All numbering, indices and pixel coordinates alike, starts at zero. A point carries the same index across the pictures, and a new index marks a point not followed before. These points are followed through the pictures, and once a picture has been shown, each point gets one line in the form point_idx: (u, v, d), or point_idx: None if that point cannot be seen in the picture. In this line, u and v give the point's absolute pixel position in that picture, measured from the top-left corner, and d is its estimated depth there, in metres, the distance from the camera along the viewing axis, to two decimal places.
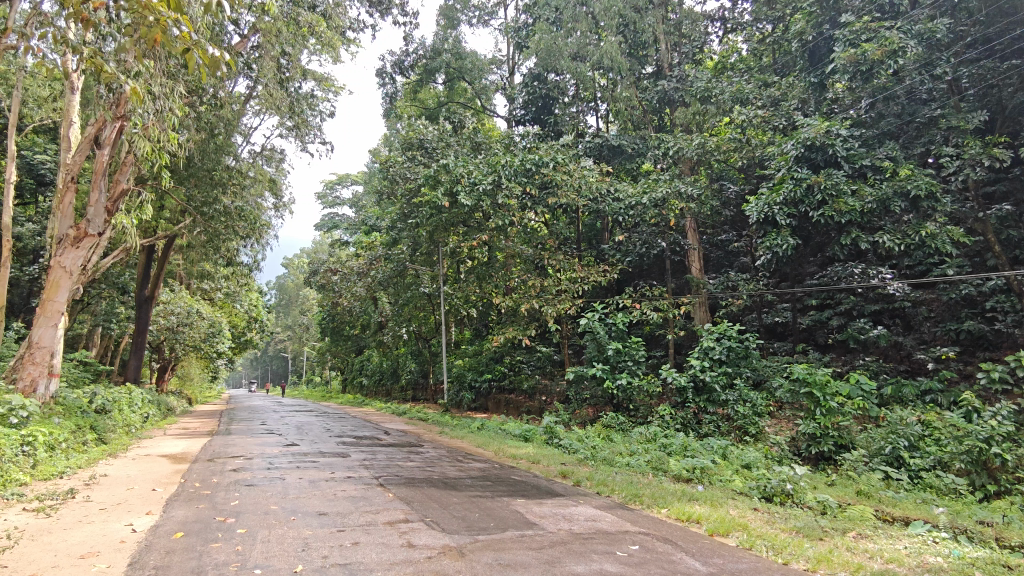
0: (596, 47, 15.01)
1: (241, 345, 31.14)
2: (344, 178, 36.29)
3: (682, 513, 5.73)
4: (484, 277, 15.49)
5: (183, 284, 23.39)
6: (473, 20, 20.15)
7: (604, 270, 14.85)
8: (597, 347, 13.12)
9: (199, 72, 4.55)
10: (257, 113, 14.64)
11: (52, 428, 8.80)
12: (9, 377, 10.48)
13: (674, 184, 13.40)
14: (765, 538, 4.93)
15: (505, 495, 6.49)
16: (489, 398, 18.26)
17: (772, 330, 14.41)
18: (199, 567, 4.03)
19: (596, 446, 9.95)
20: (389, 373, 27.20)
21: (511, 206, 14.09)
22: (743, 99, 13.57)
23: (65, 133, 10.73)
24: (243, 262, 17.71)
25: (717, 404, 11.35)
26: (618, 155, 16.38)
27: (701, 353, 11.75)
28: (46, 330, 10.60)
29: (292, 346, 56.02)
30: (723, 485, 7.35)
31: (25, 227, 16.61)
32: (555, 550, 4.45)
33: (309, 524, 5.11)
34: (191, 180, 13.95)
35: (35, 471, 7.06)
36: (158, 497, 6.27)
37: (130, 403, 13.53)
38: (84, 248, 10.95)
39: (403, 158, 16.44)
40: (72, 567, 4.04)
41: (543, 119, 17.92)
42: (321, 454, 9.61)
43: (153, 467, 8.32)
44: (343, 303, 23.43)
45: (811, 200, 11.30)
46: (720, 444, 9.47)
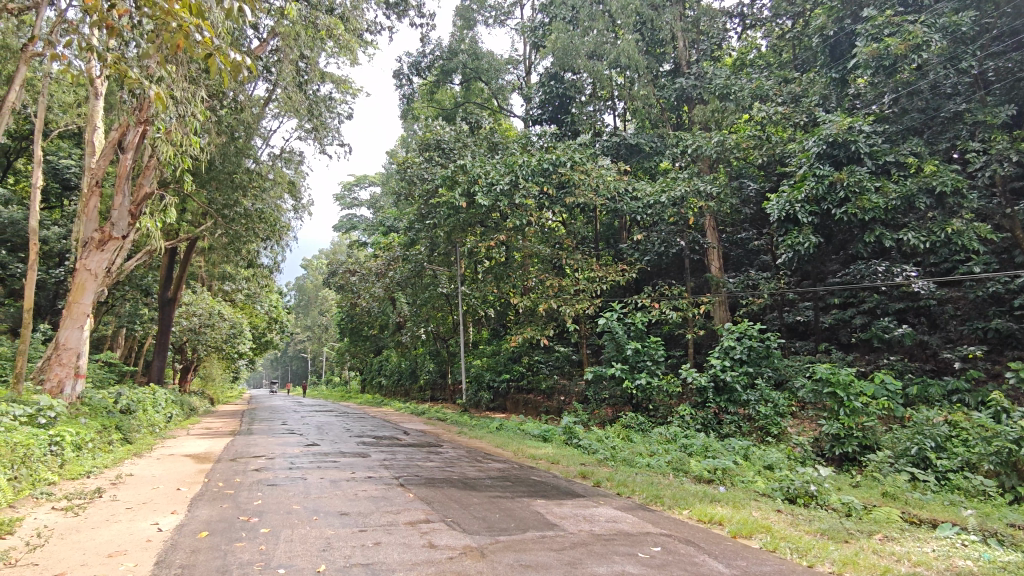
0: (614, 46, 14.92)
1: (261, 346, 31.54)
2: (362, 179, 36.52)
3: (704, 514, 5.69)
4: (503, 277, 15.58)
5: (205, 285, 23.71)
6: (489, 20, 20.11)
7: (622, 270, 14.74)
8: (616, 347, 13.03)
9: (220, 76, 4.57)
10: (276, 117, 14.78)
11: (79, 428, 8.94)
12: (36, 377, 10.67)
13: (692, 183, 13.46)
14: (789, 540, 4.87)
15: (525, 495, 6.50)
16: (507, 398, 18.28)
17: (793, 329, 14.29)
18: (225, 566, 4.07)
19: (616, 447, 9.91)
20: (408, 373, 27.40)
21: (528, 207, 14.10)
22: (762, 95, 13.50)
23: (89, 138, 10.88)
24: (263, 263, 17.85)
25: (737, 404, 11.26)
26: (635, 154, 16.30)
27: (721, 353, 11.66)
28: (72, 331, 10.77)
29: (312, 346, 56.62)
30: (746, 486, 7.29)
31: (50, 230, 16.91)
32: (576, 551, 4.44)
33: (331, 524, 5.14)
34: (213, 183, 14.08)
35: (62, 470, 7.18)
36: (183, 496, 6.34)
37: (154, 403, 13.73)
38: (109, 251, 11.09)
39: (420, 159, 16.44)
40: (100, 566, 4.09)
41: (560, 118, 17.84)
42: (342, 454, 9.65)
43: (177, 467, 8.41)
44: (361, 304, 23.58)
45: (833, 197, 11.17)
46: (742, 445, 9.43)
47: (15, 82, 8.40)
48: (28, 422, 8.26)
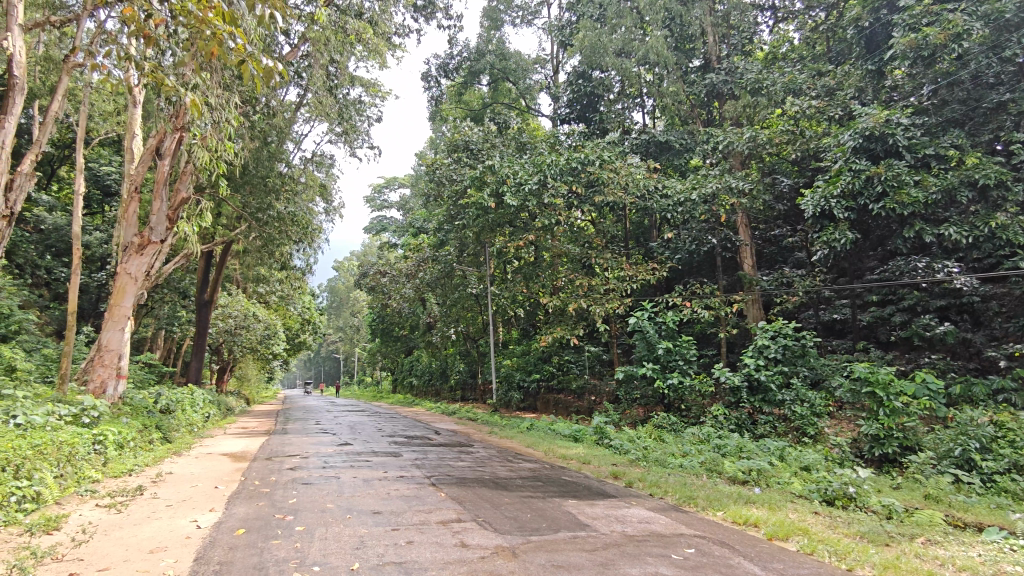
0: (642, 43, 14.81)
1: (295, 347, 32.10)
2: (391, 181, 36.89)
3: (738, 516, 5.60)
4: (531, 277, 15.50)
5: (241, 287, 24.22)
6: (516, 20, 20.08)
7: (653, 268, 14.57)
8: (647, 346, 12.90)
9: (253, 82, 4.70)
10: (307, 121, 14.98)
11: (121, 427, 9.19)
12: (80, 378, 11.01)
13: (724, 180, 13.25)
14: (828, 543, 4.77)
15: (557, 496, 6.48)
16: (537, 398, 18.25)
17: (830, 327, 14.02)
18: (261, 563, 4.15)
19: (647, 448, 9.81)
20: (439, 374, 27.61)
21: (556, 206, 14.07)
22: (796, 90, 13.29)
23: (128, 145, 11.20)
24: (296, 266, 18.16)
25: (773, 405, 11.06)
26: (665, 152, 16.09)
27: (755, 352, 11.50)
28: (114, 333, 11.10)
29: (344, 347, 57.39)
30: (782, 488, 7.16)
31: (93, 235, 17.44)
32: (609, 553, 4.40)
33: (364, 523, 5.19)
34: (247, 187, 14.35)
35: (106, 468, 7.40)
36: (221, 494, 6.49)
37: (192, 402, 14.04)
38: (148, 255, 11.39)
39: (449, 160, 16.53)
40: (142, 562, 4.20)
41: (588, 117, 17.81)
42: (374, 454, 9.70)
43: (215, 466, 8.58)
44: (392, 305, 23.79)
45: (871, 192, 10.89)
46: (778, 446, 9.27)
47: (58, 92, 8.67)
48: (73, 421, 8.51)
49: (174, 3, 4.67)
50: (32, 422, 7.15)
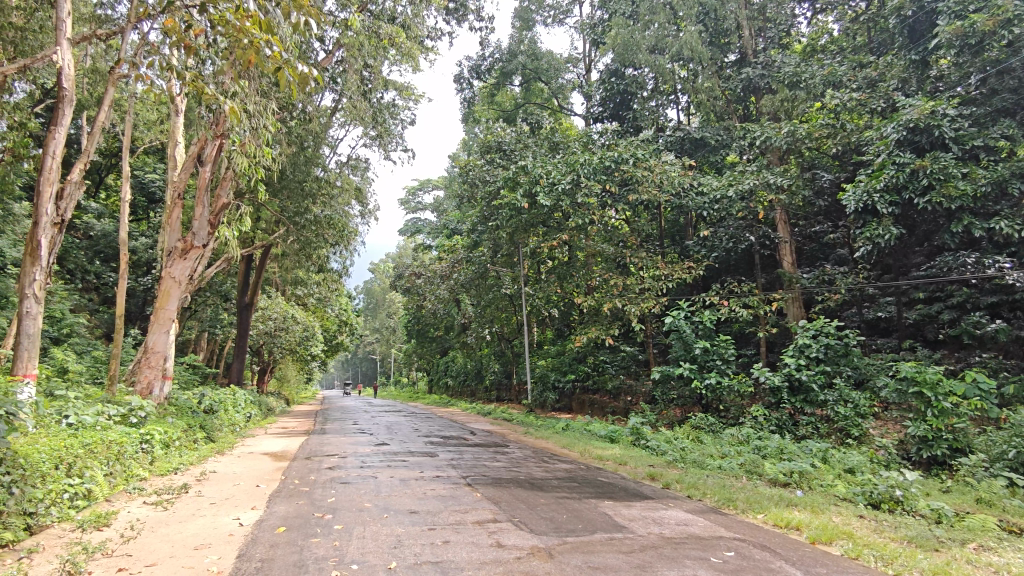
0: (676, 39, 14.65)
1: (333, 348, 32.66)
2: (426, 183, 37.22)
3: (779, 519, 5.48)
4: (565, 277, 15.66)
5: (280, 290, 24.73)
6: (548, 20, 20.00)
7: (689, 266, 14.35)
8: (683, 346, 12.71)
9: (289, 89, 4.79)
10: (342, 125, 15.20)
11: (167, 427, 9.46)
12: (127, 380, 11.36)
13: (761, 175, 12.93)
14: (874, 547, 4.64)
15: (593, 497, 6.43)
16: (573, 398, 18.19)
17: (874, 326, 13.65)
18: (302, 560, 4.23)
19: (685, 449, 9.66)
20: (474, 374, 27.77)
21: (590, 206, 14.00)
22: (835, 82, 13.09)
23: (171, 153, 11.51)
24: (333, 269, 18.43)
25: (815, 405, 10.80)
26: (700, 149, 15.84)
27: (795, 352, 11.21)
28: (159, 336, 11.43)
29: (381, 348, 58.14)
30: (826, 490, 6.98)
31: (138, 241, 18.03)
32: (646, 555, 4.36)
33: (401, 522, 5.25)
34: (284, 192, 14.65)
35: (152, 467, 7.65)
36: (263, 493, 6.63)
37: (234, 402, 14.38)
38: (191, 259, 11.68)
39: (482, 161, 16.64)
40: (187, 558, 4.32)
41: (621, 115, 17.47)
42: (410, 454, 9.77)
43: (257, 464, 8.79)
44: (426, 306, 23.94)
45: (916, 185, 10.54)
46: (820, 448, 9.03)
47: (104, 103, 8.93)
48: (122, 421, 8.79)
49: (213, 13, 4.80)
50: (84, 422, 7.41)
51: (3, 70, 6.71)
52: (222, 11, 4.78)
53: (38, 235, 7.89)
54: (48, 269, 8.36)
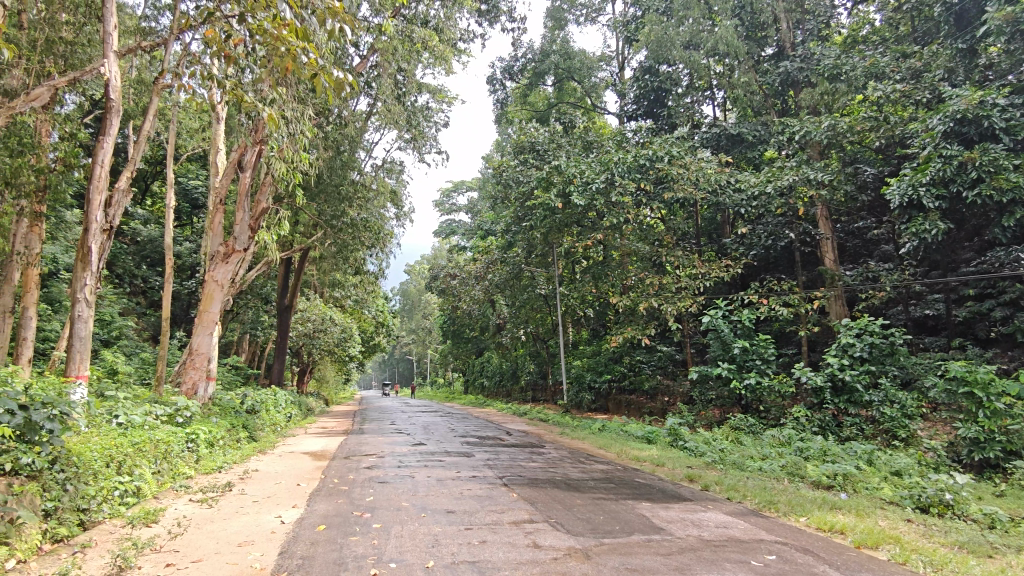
0: (711, 34, 14.45)
1: (370, 349, 33.12)
2: (459, 185, 37.44)
3: (823, 522, 5.35)
4: (600, 277, 15.50)
5: (318, 292, 25.18)
6: (580, 19, 19.77)
7: (727, 265, 14.10)
8: (722, 345, 12.49)
9: (326, 95, 4.88)
10: (377, 129, 15.40)
11: (211, 426, 9.69)
12: (173, 381, 11.72)
13: (801, 171, 12.62)
14: (923, 552, 4.49)
15: (630, 498, 6.37)
16: (609, 399, 18.09)
17: (921, 324, 13.27)
18: (341, 558, 4.28)
19: (724, 450, 9.51)
20: (510, 374, 27.84)
21: (625, 204, 13.88)
22: (878, 74, 12.70)
23: (212, 160, 11.78)
24: (369, 270, 18.65)
25: (860, 406, 10.52)
26: (737, 145, 15.52)
27: (839, 351, 10.93)
28: (203, 337, 11.76)
29: (417, 348, 58.76)
30: (871, 493, 6.79)
31: (183, 246, 18.58)
32: (684, 557, 4.30)
33: (438, 521, 5.29)
34: (322, 196, 14.90)
35: (198, 465, 7.89)
36: (303, 492, 6.76)
37: (276, 403, 14.70)
38: (233, 263, 11.95)
39: (516, 162, 16.66)
40: (231, 555, 4.42)
41: (656, 112, 17.30)
42: (447, 454, 9.83)
43: (297, 464, 8.96)
44: (461, 307, 24.07)
45: (964, 178, 10.17)
46: (866, 450, 8.78)
47: (149, 112, 9.16)
48: (168, 421, 9.05)
49: (251, 23, 4.91)
50: (133, 421, 7.66)
51: (54, 82, 6.98)
52: (259, 20, 4.87)
53: (89, 241, 8.18)
54: (98, 273, 8.65)
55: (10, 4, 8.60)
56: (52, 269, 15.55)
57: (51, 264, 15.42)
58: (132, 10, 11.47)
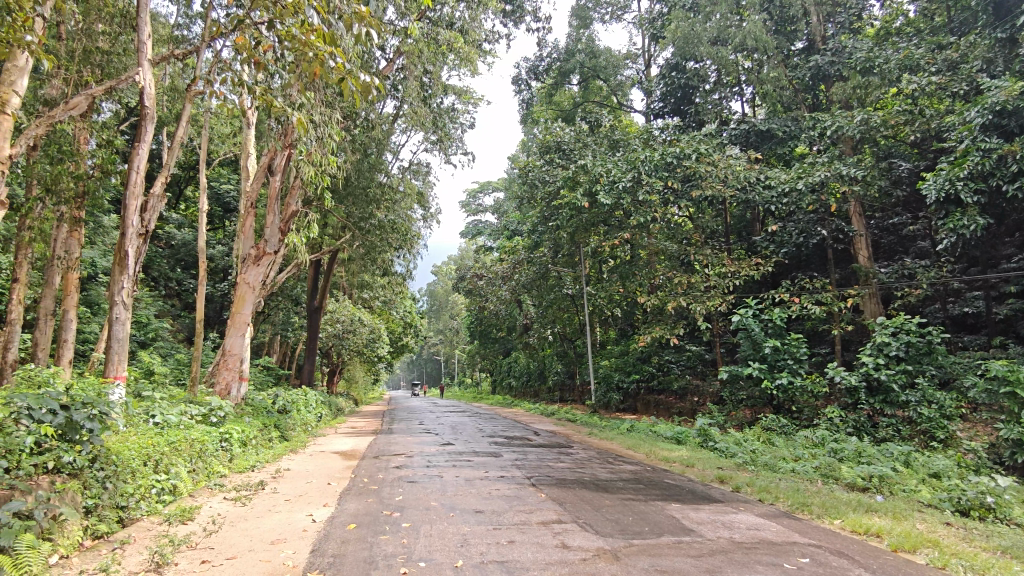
0: (739, 29, 14.31)
1: (398, 350, 33.41)
2: (486, 186, 37.53)
3: (858, 525, 5.24)
4: (628, 276, 15.15)
5: (347, 293, 25.49)
6: (606, 17, 19.65)
7: (757, 263, 13.87)
8: (752, 345, 12.30)
9: (353, 98, 4.93)
10: (404, 131, 15.53)
11: (244, 426, 9.87)
12: (207, 381, 11.96)
13: (833, 166, 12.37)
14: (963, 557, 4.37)
15: (659, 499, 6.32)
16: (637, 399, 17.96)
17: (960, 322, 12.94)
18: (371, 557, 4.32)
19: (756, 451, 9.37)
20: (537, 374, 27.83)
21: (652, 203, 13.74)
22: (912, 66, 12.33)
23: (243, 164, 11.98)
24: (397, 271, 18.74)
25: (896, 406, 10.29)
26: (767, 141, 15.24)
27: (874, 350, 10.69)
28: (235, 339, 11.97)
29: (445, 349, 59.06)
30: (908, 496, 6.63)
31: (216, 249, 18.96)
32: (715, 559, 4.25)
33: (467, 521, 5.31)
34: (349, 199, 15.06)
35: (232, 464, 8.04)
36: (334, 490, 6.85)
37: (306, 403, 14.91)
38: (264, 265, 12.14)
39: (542, 162, 16.65)
40: (265, 552, 4.51)
41: (683, 109, 17.09)
42: (476, 454, 9.87)
43: (328, 463, 9.06)
44: (488, 307, 24.11)
45: (1004, 171, 9.90)
46: (902, 451, 8.58)
47: (183, 119, 9.34)
48: (203, 421, 9.24)
49: (279, 29, 4.99)
50: (169, 421, 7.83)
51: (92, 91, 7.22)
52: (288, 26, 4.94)
53: (126, 245, 8.40)
54: (134, 277, 8.86)
55: (50, 16, 8.88)
56: (90, 273, 15.99)
57: (90, 268, 15.86)
58: (166, 19, 11.74)
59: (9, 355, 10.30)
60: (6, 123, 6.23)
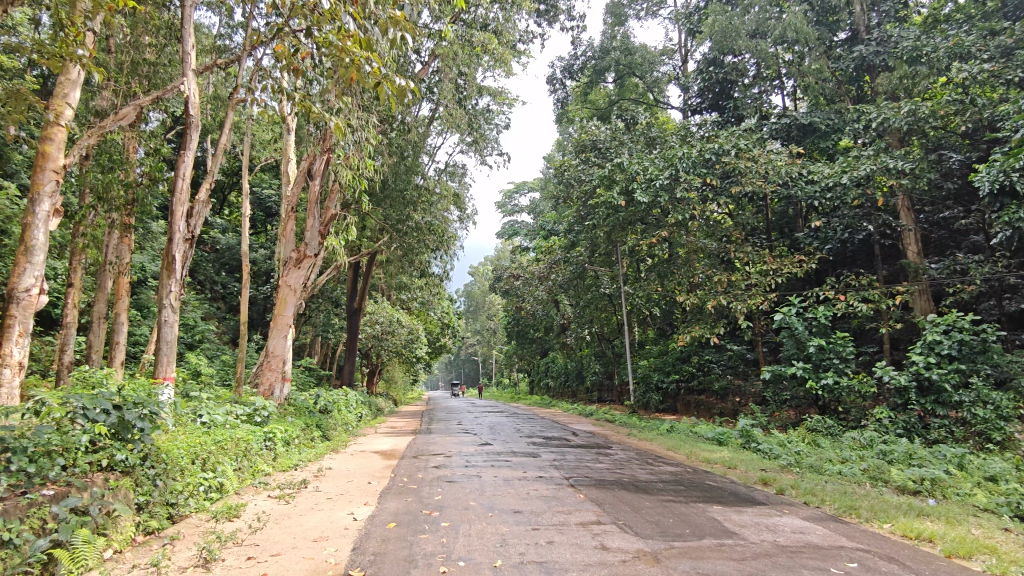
0: (779, 21, 14.06)
1: (437, 351, 33.72)
2: (522, 186, 37.53)
3: (910, 530, 5.07)
4: (666, 275, 14.93)
5: (386, 295, 25.84)
6: (641, 13, 19.41)
7: (800, 260, 13.51)
8: (796, 343, 12.00)
9: (389, 103, 4.99)
10: (440, 133, 15.65)
11: (287, 426, 10.09)
12: (251, 381, 12.26)
13: (880, 159, 12.00)
14: (1023, 564, 4.19)
15: (700, 501, 6.21)
16: (677, 399, 17.72)
17: (1018, 319, 12.39)
18: (411, 555, 4.37)
19: (801, 453, 9.15)
20: (576, 375, 27.70)
21: (690, 200, 13.51)
22: (963, 54, 11.87)
23: (284, 169, 12.21)
24: (435, 272, 18.82)
25: (948, 407, 9.93)
26: (809, 135, 14.83)
27: (925, 348, 10.34)
28: (278, 340, 12.24)
29: (483, 349, 59.33)
30: (963, 500, 6.38)
31: (259, 252, 19.44)
32: (759, 563, 4.17)
33: (506, 521, 5.32)
34: (387, 201, 15.27)
35: (275, 463, 8.21)
36: (374, 489, 6.94)
37: (347, 403, 15.15)
38: (305, 268, 12.39)
39: (577, 161, 16.59)
40: (308, 549, 4.60)
41: (721, 104, 16.77)
42: (514, 455, 9.89)
43: (368, 462, 9.18)
44: (526, 307, 24.10)
45: None
46: (956, 453, 8.27)
47: (226, 127, 9.55)
48: (248, 420, 9.47)
49: (317, 36, 5.10)
50: (215, 420, 8.04)
51: (140, 101, 7.51)
52: (325, 33, 5.06)
53: (174, 250, 8.65)
54: (181, 281, 9.12)
55: (100, 30, 9.22)
56: (141, 277, 16.56)
57: (140, 272, 16.43)
58: (210, 29, 12.11)
59: (65, 357, 10.73)
60: (59, 135, 6.57)
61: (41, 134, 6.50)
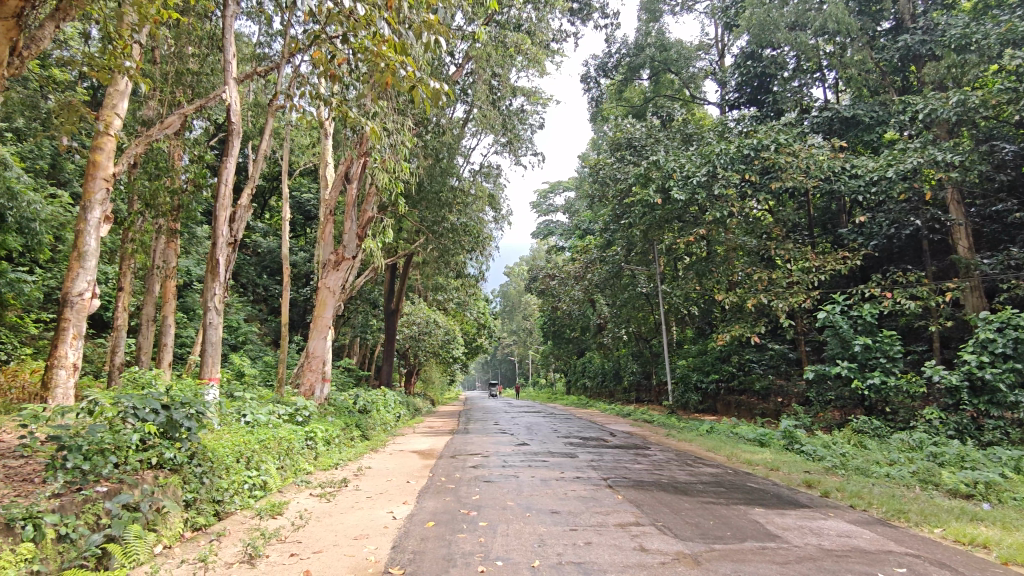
0: (819, 11, 13.76)
1: (473, 351, 33.93)
2: (557, 186, 37.44)
3: (963, 535, 4.88)
4: (705, 273, 15.04)
5: (423, 296, 26.08)
6: (676, 8, 19.18)
7: (843, 256, 13.18)
8: (841, 342, 11.68)
9: (424, 106, 5.01)
10: (475, 135, 15.73)
11: (327, 425, 10.28)
12: (293, 382, 12.50)
13: (927, 152, 11.63)
14: None
15: (742, 503, 6.10)
16: (717, 399, 17.45)
17: None
18: (450, 554, 4.40)
19: (846, 455, 8.92)
20: (613, 375, 27.48)
21: (728, 197, 13.28)
22: (1016, 39, 11.25)
23: (322, 174, 12.41)
24: (471, 274, 18.89)
25: (1003, 407, 9.54)
26: (852, 128, 14.36)
27: (977, 347, 9.94)
28: (318, 342, 12.44)
29: (520, 349, 59.41)
30: (1020, 504, 6.12)
31: (299, 255, 19.84)
32: (803, 567, 4.07)
33: (544, 521, 5.32)
34: (423, 203, 15.42)
35: (316, 462, 8.37)
36: (412, 489, 7.00)
37: (386, 403, 15.35)
38: (344, 270, 12.58)
39: (612, 159, 16.49)
40: (348, 546, 4.67)
41: (760, 98, 16.49)
42: (552, 454, 9.88)
43: (406, 462, 9.27)
44: (562, 307, 24.04)
45: None
46: (1012, 456, 7.95)
47: (266, 134, 9.76)
48: (290, 420, 9.68)
49: (353, 41, 5.19)
50: (258, 420, 8.24)
51: (184, 110, 7.74)
52: (362, 38, 5.12)
53: (217, 254, 8.88)
54: (225, 285, 9.35)
55: (145, 42, 9.52)
56: (187, 281, 17.07)
57: (185, 276, 16.93)
58: (249, 38, 12.40)
59: (117, 358, 11.11)
60: (109, 144, 6.82)
61: (93, 143, 6.74)
